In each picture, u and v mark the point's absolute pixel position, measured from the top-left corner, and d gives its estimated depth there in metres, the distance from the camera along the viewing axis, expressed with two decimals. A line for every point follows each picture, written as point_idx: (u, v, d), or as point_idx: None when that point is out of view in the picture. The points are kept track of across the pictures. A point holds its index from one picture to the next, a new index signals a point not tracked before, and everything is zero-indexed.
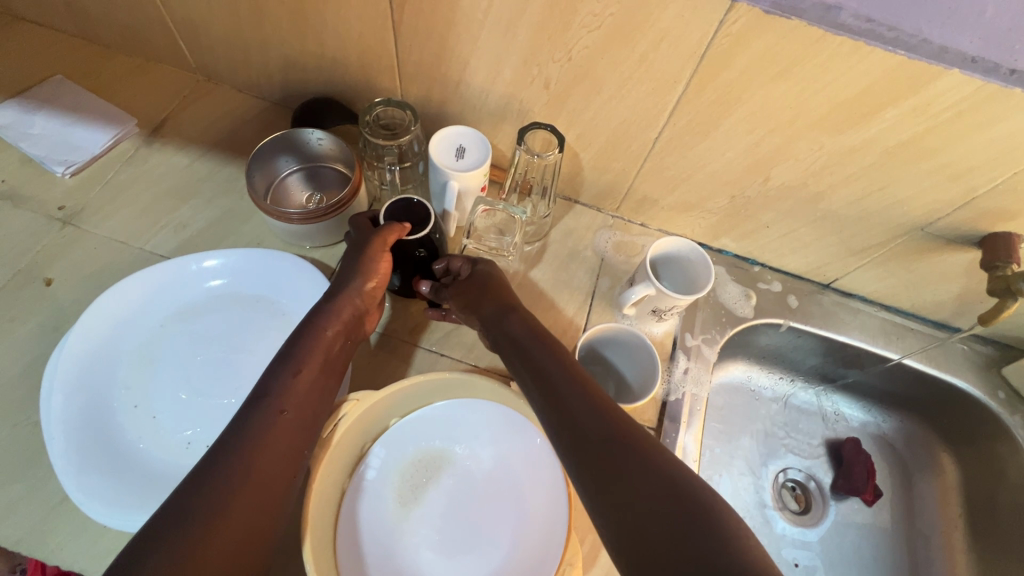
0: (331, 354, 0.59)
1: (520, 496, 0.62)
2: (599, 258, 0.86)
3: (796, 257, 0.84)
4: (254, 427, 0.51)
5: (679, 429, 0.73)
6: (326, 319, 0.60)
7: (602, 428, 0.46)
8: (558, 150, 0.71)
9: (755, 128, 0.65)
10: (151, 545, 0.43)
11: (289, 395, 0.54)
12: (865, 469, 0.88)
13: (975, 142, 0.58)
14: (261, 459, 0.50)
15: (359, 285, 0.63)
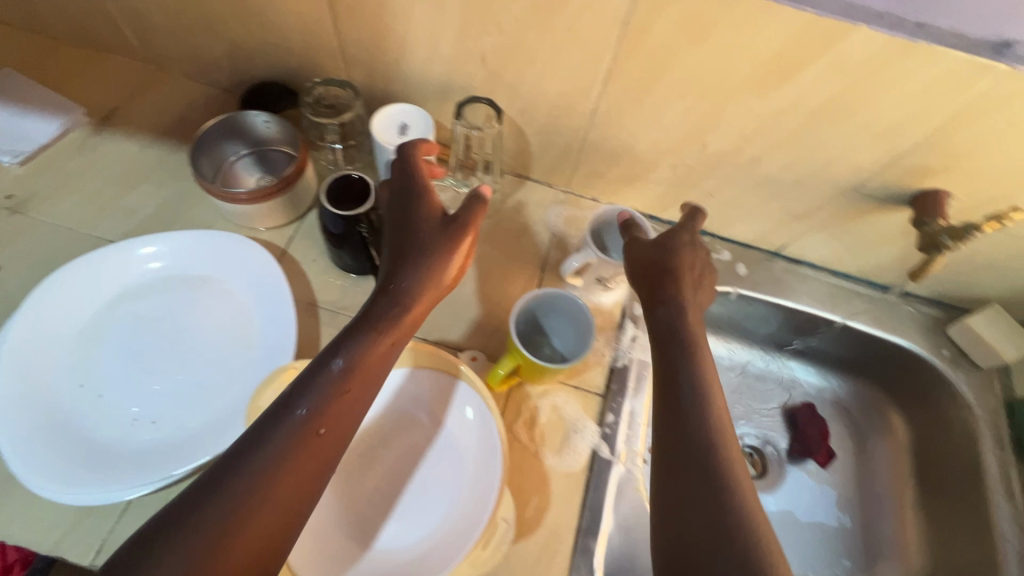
0: (380, 358, 0.55)
1: (466, 460, 0.63)
2: (549, 232, 0.87)
3: (742, 226, 0.86)
4: (286, 440, 0.48)
5: (625, 394, 0.74)
6: (413, 307, 0.57)
7: (706, 431, 0.52)
8: (496, 124, 0.74)
9: (685, 94, 0.66)
10: (162, 536, 0.42)
11: (343, 396, 0.52)
12: (819, 432, 0.90)
13: (893, 99, 0.59)
14: (306, 461, 0.48)
15: (445, 269, 0.59)
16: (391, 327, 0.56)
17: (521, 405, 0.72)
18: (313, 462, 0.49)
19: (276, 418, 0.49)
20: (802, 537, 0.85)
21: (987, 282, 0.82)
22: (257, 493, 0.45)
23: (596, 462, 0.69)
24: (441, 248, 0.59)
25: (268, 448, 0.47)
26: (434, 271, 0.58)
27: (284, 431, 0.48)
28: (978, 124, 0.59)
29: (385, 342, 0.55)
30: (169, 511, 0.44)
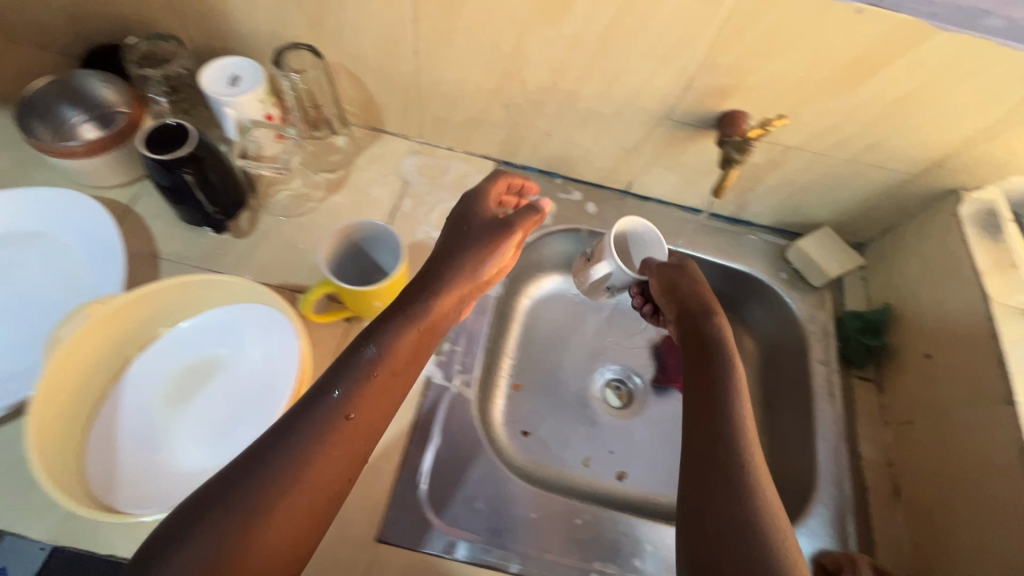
0: (413, 351, 0.60)
1: (273, 394, 0.63)
2: (402, 180, 0.89)
3: (588, 164, 0.90)
4: (319, 422, 0.52)
5: (463, 325, 0.78)
6: (411, 321, 0.60)
7: (745, 464, 0.55)
8: (316, 64, 0.79)
9: (488, 28, 0.69)
10: (169, 545, 0.44)
11: (344, 420, 0.53)
12: (677, 361, 0.97)
13: (664, 19, 0.63)
14: (302, 488, 0.49)
15: (485, 264, 0.67)
16: (394, 345, 0.59)
17: (360, 338, 0.75)
18: (320, 488, 0.50)
19: (292, 432, 0.51)
20: (656, 457, 0.90)
21: (814, 204, 0.87)
22: (257, 515, 0.47)
23: (428, 387, 0.73)
24: (483, 245, 0.67)
25: (272, 463, 0.49)
26: (470, 263, 0.66)
27: (270, 452, 0.50)
28: (743, 39, 0.63)
29: (390, 356, 0.58)
30: (159, 536, 0.45)
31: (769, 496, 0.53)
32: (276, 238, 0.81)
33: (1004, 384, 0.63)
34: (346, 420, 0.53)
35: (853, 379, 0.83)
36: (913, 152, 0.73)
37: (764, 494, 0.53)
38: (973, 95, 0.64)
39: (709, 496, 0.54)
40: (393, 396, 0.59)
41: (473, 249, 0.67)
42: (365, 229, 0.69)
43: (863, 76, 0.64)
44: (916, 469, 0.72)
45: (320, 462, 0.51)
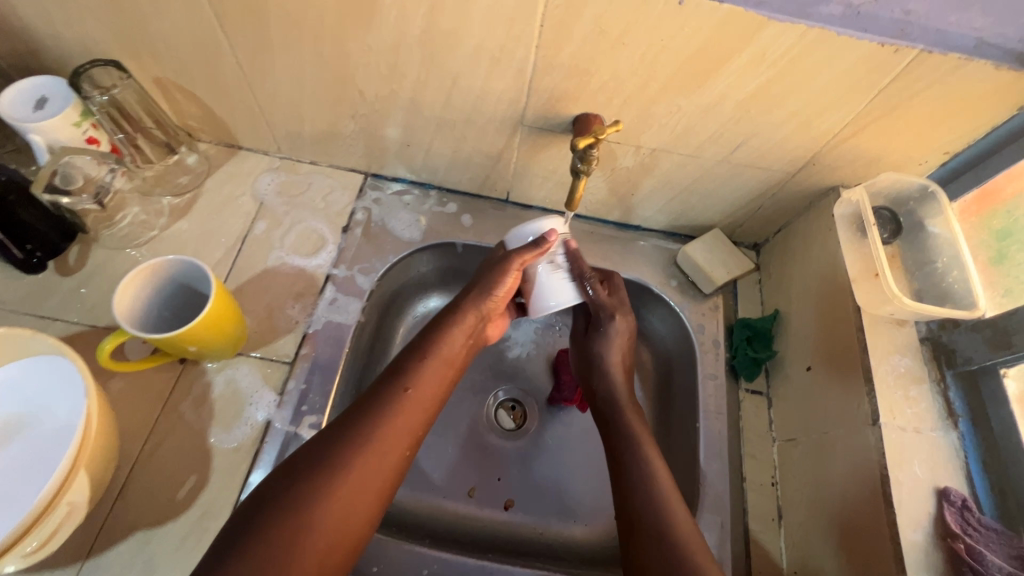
0: (457, 352, 0.67)
1: (74, 433, 0.59)
2: (257, 202, 0.82)
3: (458, 174, 0.83)
4: (383, 407, 0.59)
5: (312, 362, 0.72)
6: (459, 324, 0.68)
7: (637, 455, 0.64)
8: (128, 78, 0.72)
9: (301, 36, 0.62)
10: (251, 515, 0.50)
11: (392, 428, 0.58)
12: (573, 378, 0.88)
13: (480, 18, 0.56)
14: (360, 484, 0.54)
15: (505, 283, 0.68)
16: (439, 345, 0.66)
17: (194, 381, 0.68)
18: (364, 492, 0.54)
19: (342, 441, 0.56)
20: (547, 482, 0.84)
21: (699, 207, 0.81)
22: (309, 514, 0.51)
23: (267, 433, 0.67)
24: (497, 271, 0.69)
25: (312, 469, 0.54)
26: (488, 285, 0.69)
27: (348, 454, 0.55)
28: (570, 38, 0.57)
29: (427, 376, 0.63)
30: (224, 536, 0.50)
31: (681, 517, 0.58)
32: (107, 274, 0.74)
33: (869, 403, 0.59)
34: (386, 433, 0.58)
35: (742, 393, 0.77)
36: (782, 150, 0.67)
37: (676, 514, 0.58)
38: (826, 89, 0.58)
39: (635, 525, 0.59)
40: (427, 405, 0.62)
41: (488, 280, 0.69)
42: (176, 268, 0.60)
43: (706, 73, 0.58)
44: (796, 492, 0.67)
45: (362, 467, 0.55)
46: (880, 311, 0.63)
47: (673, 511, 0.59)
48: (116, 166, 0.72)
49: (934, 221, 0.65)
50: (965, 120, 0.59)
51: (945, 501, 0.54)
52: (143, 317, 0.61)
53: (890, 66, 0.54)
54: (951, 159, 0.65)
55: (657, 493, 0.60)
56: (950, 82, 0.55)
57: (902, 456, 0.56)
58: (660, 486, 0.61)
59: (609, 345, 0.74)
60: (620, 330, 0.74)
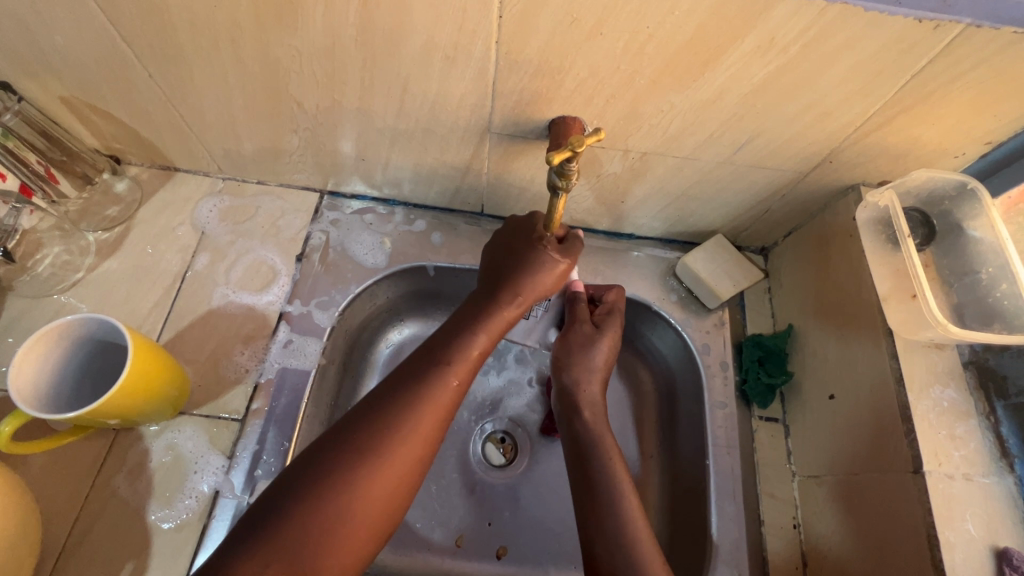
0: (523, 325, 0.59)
1: None
2: (197, 232, 0.72)
3: (424, 188, 0.73)
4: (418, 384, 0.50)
5: (266, 416, 0.63)
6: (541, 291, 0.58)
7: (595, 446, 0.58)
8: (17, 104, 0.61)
9: (218, 42, 0.52)
10: (269, 502, 0.43)
11: (456, 363, 0.52)
12: None
13: (424, 10, 0.46)
14: (422, 427, 0.48)
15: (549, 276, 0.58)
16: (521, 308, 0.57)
17: (129, 449, 0.60)
18: (425, 435, 0.49)
19: (404, 383, 0.50)
20: (545, 525, 0.73)
21: (698, 213, 0.72)
22: (365, 460, 0.46)
23: (215, 505, 0.58)
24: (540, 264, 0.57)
25: (367, 415, 0.48)
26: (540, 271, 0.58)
27: (409, 396, 0.49)
28: (535, 30, 0.47)
29: (479, 352, 0.54)
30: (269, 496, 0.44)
31: (644, 535, 0.51)
32: (25, 329, 0.64)
33: (909, 447, 0.51)
34: (450, 375, 0.51)
35: (756, 422, 0.69)
36: (793, 148, 0.58)
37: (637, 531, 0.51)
38: (847, 77, 0.48)
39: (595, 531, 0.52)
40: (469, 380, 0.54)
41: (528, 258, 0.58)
42: (89, 327, 0.53)
43: (702, 65, 0.48)
44: (825, 538, 0.59)
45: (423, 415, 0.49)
46: (917, 337, 0.55)
47: (632, 523, 0.52)
48: (20, 205, 0.64)
49: (975, 223, 0.57)
50: (1012, 105, 0.49)
51: (1006, 566, 0.47)
52: (47, 392, 0.52)
53: (928, 46, 0.44)
54: (992, 150, 0.55)
55: (620, 501, 0.53)
56: (998, 62, 0.45)
57: (952, 512, 0.49)
58: (620, 484, 0.55)
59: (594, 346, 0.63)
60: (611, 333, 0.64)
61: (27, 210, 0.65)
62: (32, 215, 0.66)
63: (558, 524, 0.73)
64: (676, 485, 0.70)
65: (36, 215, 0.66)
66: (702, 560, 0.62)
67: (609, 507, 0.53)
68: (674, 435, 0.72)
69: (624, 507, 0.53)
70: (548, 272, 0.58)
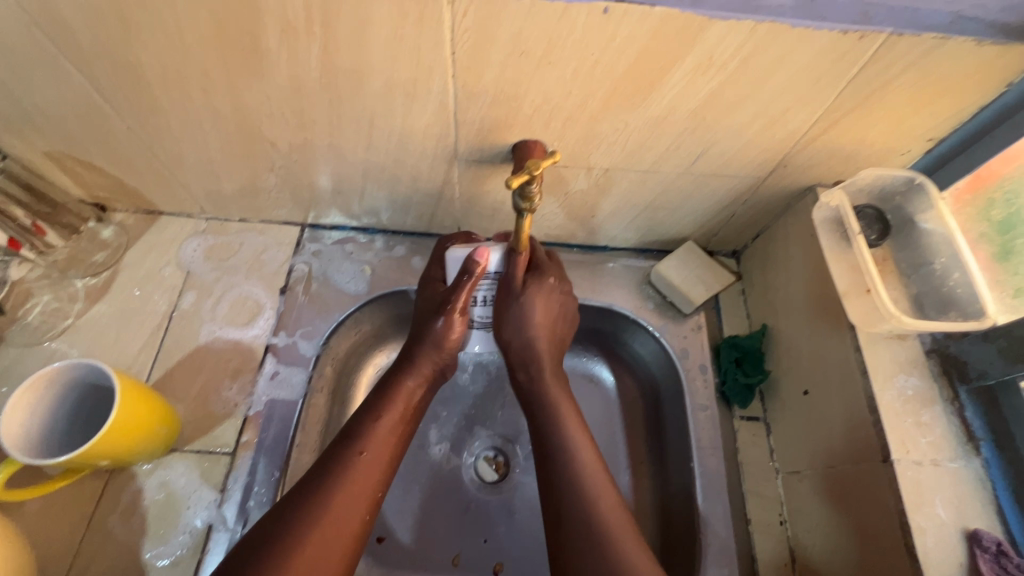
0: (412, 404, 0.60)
1: None
2: (183, 272, 0.74)
3: (401, 215, 0.76)
4: (337, 468, 0.52)
5: (256, 449, 0.64)
6: (409, 375, 0.60)
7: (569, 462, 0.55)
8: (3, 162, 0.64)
9: (191, 92, 0.55)
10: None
11: (370, 434, 0.55)
12: None
13: (382, 51, 0.49)
14: (349, 492, 0.51)
15: (449, 332, 0.60)
16: (392, 397, 0.58)
17: (123, 490, 0.61)
18: (355, 501, 0.50)
19: (328, 458, 0.53)
20: (540, 539, 0.74)
21: (667, 222, 0.74)
22: (301, 527, 0.47)
23: (209, 539, 0.59)
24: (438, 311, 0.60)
25: (301, 485, 0.51)
26: (439, 332, 0.60)
27: (335, 464, 0.52)
28: (488, 63, 0.49)
29: (382, 434, 0.55)
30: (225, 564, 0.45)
31: (609, 507, 0.52)
32: (17, 378, 0.66)
33: (878, 438, 0.53)
34: (366, 449, 0.54)
35: (737, 421, 0.70)
36: (748, 155, 0.60)
37: (600, 501, 0.52)
38: (787, 87, 0.51)
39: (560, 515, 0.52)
40: (388, 456, 0.55)
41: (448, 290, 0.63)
42: (80, 372, 0.55)
43: (650, 84, 0.51)
44: (811, 532, 0.60)
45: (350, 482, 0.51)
46: (879, 329, 0.57)
47: (594, 492, 0.53)
48: (8, 257, 0.67)
49: (925, 216, 0.59)
50: (945, 103, 0.52)
51: (977, 547, 0.49)
52: (38, 437, 0.54)
53: (857, 55, 0.47)
54: (937, 145, 0.58)
55: (583, 474, 0.54)
56: (925, 65, 0.48)
57: (922, 498, 0.50)
58: (581, 457, 0.55)
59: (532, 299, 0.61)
60: (542, 290, 0.61)
61: (15, 262, 0.68)
62: (21, 266, 0.69)
63: None
64: (665, 490, 0.71)
65: (25, 265, 0.69)
66: (692, 562, 0.63)
67: (566, 483, 0.53)
68: (660, 440, 0.74)
69: (585, 482, 0.53)
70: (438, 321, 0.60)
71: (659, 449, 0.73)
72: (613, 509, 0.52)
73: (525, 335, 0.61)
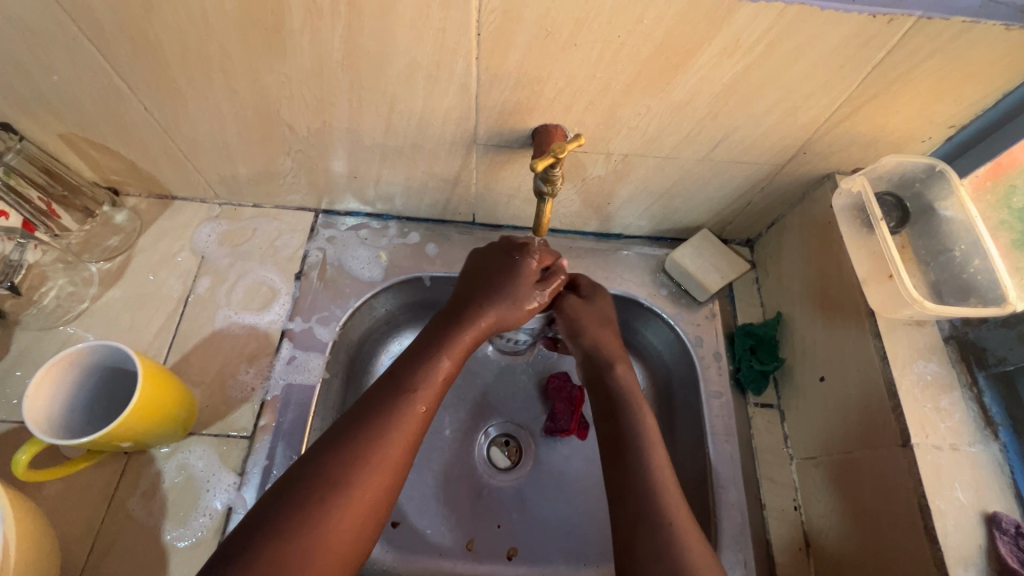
0: (466, 357, 0.58)
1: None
2: (197, 257, 0.74)
3: (416, 202, 0.76)
4: (390, 412, 0.51)
5: (273, 433, 0.64)
6: (476, 325, 0.58)
7: (632, 427, 0.56)
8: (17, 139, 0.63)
9: (211, 73, 0.55)
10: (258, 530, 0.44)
11: (426, 381, 0.54)
12: (568, 404, 0.78)
13: (406, 32, 0.49)
14: (395, 447, 0.50)
15: (518, 307, 0.60)
16: (451, 346, 0.56)
17: (142, 472, 0.61)
18: (407, 450, 0.51)
19: (382, 398, 0.52)
20: (552, 525, 0.74)
21: (683, 210, 0.74)
22: (351, 476, 0.47)
23: (228, 522, 0.59)
24: (514, 289, 0.60)
25: (357, 432, 0.50)
26: (514, 300, 0.60)
27: (392, 408, 0.51)
28: (512, 45, 0.49)
29: (436, 383, 0.54)
30: (255, 512, 0.45)
31: (668, 480, 0.53)
32: (34, 361, 0.66)
33: (897, 422, 0.53)
34: (422, 396, 0.53)
35: (752, 409, 0.70)
36: (768, 142, 0.60)
37: (659, 471, 0.53)
38: (812, 71, 0.50)
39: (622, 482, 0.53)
40: (438, 407, 0.55)
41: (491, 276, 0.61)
42: (102, 353, 0.55)
43: (674, 69, 0.51)
44: (824, 517, 0.61)
45: (398, 430, 0.50)
46: (897, 315, 0.57)
47: (661, 480, 0.52)
48: (24, 241, 0.66)
49: (946, 204, 0.59)
50: (969, 90, 0.52)
51: (996, 530, 0.49)
52: (60, 420, 0.54)
53: (884, 39, 0.47)
54: (957, 133, 0.58)
55: (643, 437, 0.55)
56: (952, 51, 0.48)
57: (941, 481, 0.51)
58: (656, 456, 0.54)
59: (599, 309, 0.66)
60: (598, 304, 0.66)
61: (31, 245, 0.67)
62: (36, 249, 0.68)
63: (566, 523, 0.74)
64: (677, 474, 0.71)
65: (39, 249, 0.68)
66: None
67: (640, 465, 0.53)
68: (673, 427, 0.74)
69: (659, 480, 0.52)
70: (521, 296, 0.60)
71: (672, 434, 0.74)
72: (668, 478, 0.53)
73: (600, 334, 0.64)
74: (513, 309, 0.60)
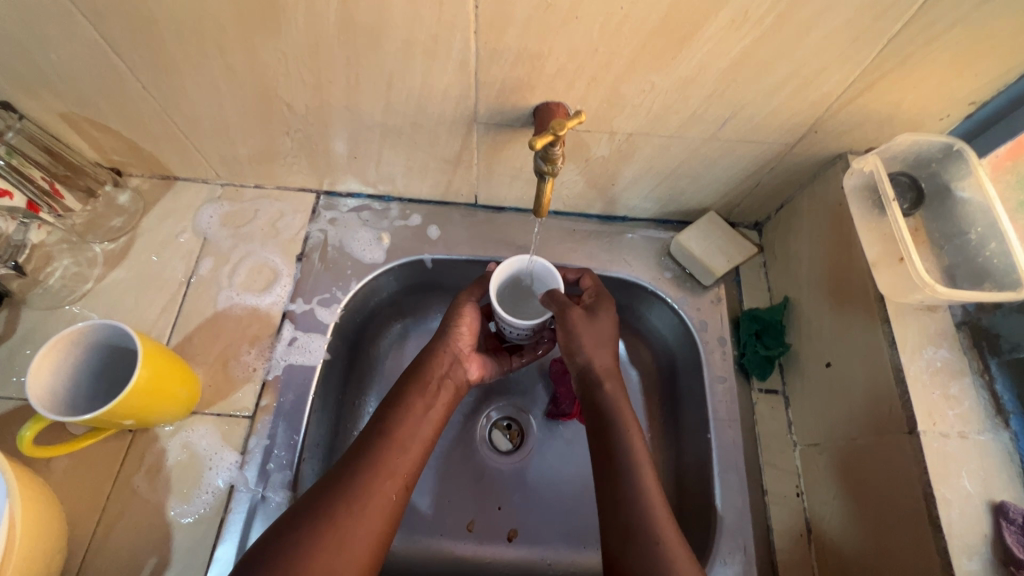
0: (433, 400, 0.62)
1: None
2: (199, 238, 0.74)
3: (417, 183, 0.75)
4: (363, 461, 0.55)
5: (274, 414, 0.65)
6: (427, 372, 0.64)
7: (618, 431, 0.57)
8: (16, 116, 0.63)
9: (205, 49, 0.54)
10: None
11: (392, 431, 0.58)
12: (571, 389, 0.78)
13: (402, 4, 0.47)
14: (370, 494, 0.53)
15: (452, 339, 0.66)
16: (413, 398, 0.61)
17: (147, 449, 0.62)
18: (380, 494, 0.54)
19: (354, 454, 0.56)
20: (551, 507, 0.74)
21: (689, 192, 0.72)
22: (336, 514, 0.51)
23: (231, 499, 0.60)
24: (448, 331, 0.66)
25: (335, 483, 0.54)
26: (450, 337, 0.66)
27: (365, 458, 0.55)
28: (512, 18, 0.47)
29: (402, 429, 0.58)
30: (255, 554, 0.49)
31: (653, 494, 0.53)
32: (41, 340, 0.66)
33: (904, 409, 0.52)
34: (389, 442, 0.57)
35: (756, 394, 0.69)
36: (777, 120, 0.58)
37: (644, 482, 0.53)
38: (825, 45, 0.48)
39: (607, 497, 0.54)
40: (412, 450, 0.58)
41: (446, 325, 0.67)
42: (101, 333, 0.55)
43: (681, 41, 0.49)
44: (826, 503, 0.60)
45: (376, 474, 0.55)
46: (907, 300, 0.56)
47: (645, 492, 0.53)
48: (28, 220, 0.68)
49: (963, 184, 0.57)
50: (990, 64, 0.49)
51: (1003, 519, 0.48)
52: (63, 399, 0.54)
53: (902, 9, 0.44)
54: (978, 110, 0.56)
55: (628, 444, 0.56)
56: (975, 21, 0.45)
57: (948, 470, 0.50)
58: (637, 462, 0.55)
59: (600, 327, 0.61)
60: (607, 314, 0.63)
61: (35, 226, 0.69)
62: (40, 230, 0.70)
63: (567, 505, 0.75)
64: (681, 460, 0.70)
65: (44, 229, 0.70)
66: (707, 532, 0.63)
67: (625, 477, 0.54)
68: (675, 412, 0.74)
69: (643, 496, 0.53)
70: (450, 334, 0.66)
71: (676, 419, 0.73)
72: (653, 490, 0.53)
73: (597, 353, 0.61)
74: (455, 339, 0.66)
